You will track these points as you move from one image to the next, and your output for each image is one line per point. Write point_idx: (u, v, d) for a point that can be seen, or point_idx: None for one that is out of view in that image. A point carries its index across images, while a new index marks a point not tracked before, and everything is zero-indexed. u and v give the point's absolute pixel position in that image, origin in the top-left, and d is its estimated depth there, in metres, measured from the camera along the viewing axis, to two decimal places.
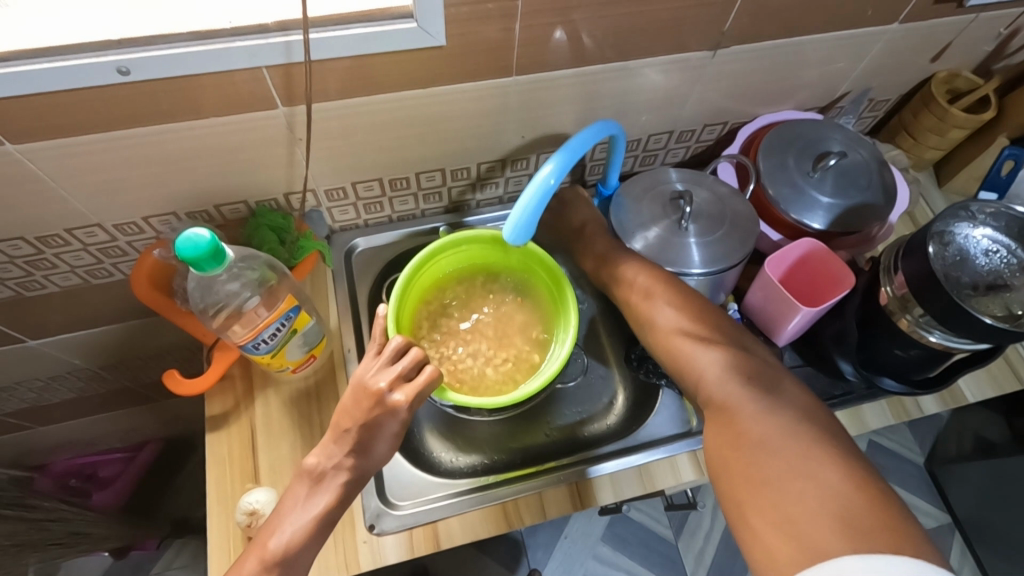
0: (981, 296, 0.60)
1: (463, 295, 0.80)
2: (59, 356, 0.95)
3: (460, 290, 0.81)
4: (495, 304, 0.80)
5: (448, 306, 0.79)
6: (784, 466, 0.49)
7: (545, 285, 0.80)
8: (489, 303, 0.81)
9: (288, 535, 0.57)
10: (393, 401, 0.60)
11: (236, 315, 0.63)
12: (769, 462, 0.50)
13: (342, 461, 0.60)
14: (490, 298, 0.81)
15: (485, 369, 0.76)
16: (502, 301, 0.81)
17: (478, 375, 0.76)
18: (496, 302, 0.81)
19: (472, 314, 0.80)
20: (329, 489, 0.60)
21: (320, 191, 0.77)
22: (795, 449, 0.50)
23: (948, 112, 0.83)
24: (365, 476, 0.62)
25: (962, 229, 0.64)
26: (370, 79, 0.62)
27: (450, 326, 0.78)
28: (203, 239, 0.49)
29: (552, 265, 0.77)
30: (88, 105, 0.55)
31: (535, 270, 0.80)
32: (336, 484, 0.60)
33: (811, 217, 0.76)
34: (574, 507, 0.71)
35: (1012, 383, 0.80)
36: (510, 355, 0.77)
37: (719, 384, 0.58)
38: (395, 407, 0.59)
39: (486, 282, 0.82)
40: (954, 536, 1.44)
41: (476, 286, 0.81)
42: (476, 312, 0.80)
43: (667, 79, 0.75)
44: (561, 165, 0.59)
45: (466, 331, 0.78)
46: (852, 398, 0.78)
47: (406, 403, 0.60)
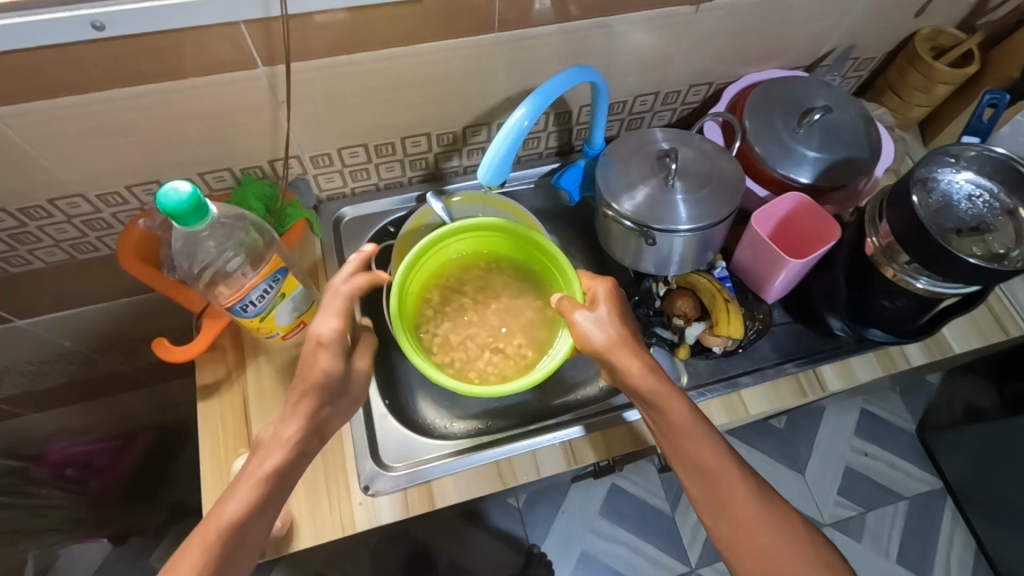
0: (964, 239, 0.61)
1: (469, 287, 0.81)
2: (49, 338, 0.93)
3: (467, 278, 0.81)
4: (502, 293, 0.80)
5: (455, 300, 0.80)
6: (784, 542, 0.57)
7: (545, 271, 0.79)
8: (492, 291, 0.81)
9: (242, 500, 0.53)
10: (342, 319, 0.61)
11: (222, 277, 0.64)
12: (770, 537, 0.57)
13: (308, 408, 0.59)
14: (493, 287, 0.81)
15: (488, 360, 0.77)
16: (506, 289, 0.81)
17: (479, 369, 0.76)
18: (498, 291, 0.81)
19: (475, 305, 0.80)
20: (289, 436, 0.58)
21: (305, 157, 0.76)
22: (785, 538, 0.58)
23: (933, 67, 0.83)
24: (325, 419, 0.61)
25: (945, 174, 0.65)
26: (351, 37, 0.61)
27: (457, 319, 0.79)
28: (184, 192, 0.50)
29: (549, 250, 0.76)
30: (64, 64, 0.54)
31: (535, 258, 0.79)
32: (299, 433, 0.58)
33: (797, 171, 0.76)
34: (567, 465, 0.72)
35: (998, 335, 0.80)
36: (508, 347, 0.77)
37: (723, 481, 0.59)
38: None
39: (492, 268, 0.82)
40: (946, 501, 1.43)
41: (480, 275, 0.81)
42: (479, 302, 0.80)
43: (653, 39, 0.74)
44: (534, 108, 0.61)
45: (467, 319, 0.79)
46: (840, 351, 0.79)
47: (349, 315, 0.60)
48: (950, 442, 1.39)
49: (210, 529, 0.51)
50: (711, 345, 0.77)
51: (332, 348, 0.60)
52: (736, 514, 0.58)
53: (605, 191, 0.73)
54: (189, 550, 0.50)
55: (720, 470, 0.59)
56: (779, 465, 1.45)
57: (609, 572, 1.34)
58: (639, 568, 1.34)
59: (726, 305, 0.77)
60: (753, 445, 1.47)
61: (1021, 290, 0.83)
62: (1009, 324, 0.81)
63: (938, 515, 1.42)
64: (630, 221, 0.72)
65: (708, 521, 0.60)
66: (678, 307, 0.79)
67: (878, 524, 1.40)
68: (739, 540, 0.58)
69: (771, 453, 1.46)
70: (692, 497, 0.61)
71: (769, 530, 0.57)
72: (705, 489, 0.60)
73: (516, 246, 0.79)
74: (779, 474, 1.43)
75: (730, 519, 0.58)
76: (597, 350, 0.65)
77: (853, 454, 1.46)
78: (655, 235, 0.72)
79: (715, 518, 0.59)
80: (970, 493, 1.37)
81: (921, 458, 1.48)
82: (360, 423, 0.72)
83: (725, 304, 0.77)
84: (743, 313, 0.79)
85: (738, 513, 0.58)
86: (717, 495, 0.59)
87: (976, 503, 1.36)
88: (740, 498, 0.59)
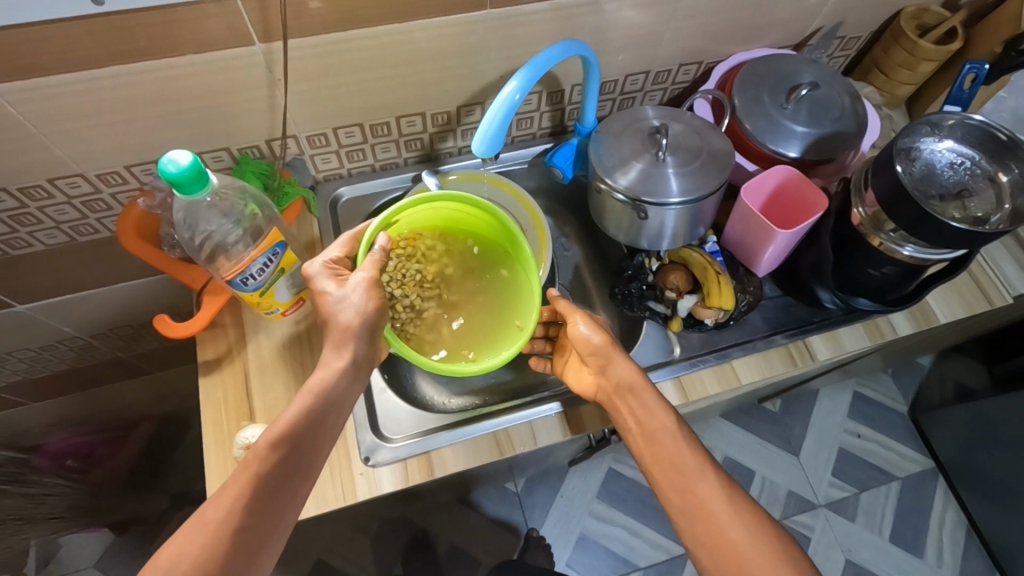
0: (946, 205, 0.64)
1: (426, 260, 0.75)
2: (50, 324, 0.92)
3: (426, 249, 0.75)
4: (463, 265, 0.76)
5: (409, 272, 0.74)
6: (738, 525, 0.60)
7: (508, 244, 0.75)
8: (451, 264, 0.76)
9: (283, 422, 0.57)
10: (356, 276, 0.61)
11: (221, 250, 0.65)
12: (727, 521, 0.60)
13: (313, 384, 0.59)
14: (453, 261, 0.76)
15: (447, 336, 0.73)
16: (467, 263, 0.76)
17: (435, 345, 0.73)
18: (458, 265, 0.76)
19: (433, 279, 0.75)
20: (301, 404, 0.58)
21: (302, 137, 0.77)
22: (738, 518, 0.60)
23: (917, 45, 0.84)
24: (334, 402, 0.60)
25: (928, 143, 0.67)
26: (346, 13, 0.62)
27: (412, 292, 0.74)
28: (185, 162, 0.52)
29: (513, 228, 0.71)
30: (64, 39, 0.55)
31: (498, 231, 0.74)
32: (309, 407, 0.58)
33: (786, 146, 0.77)
34: (563, 435, 0.74)
35: (982, 305, 0.83)
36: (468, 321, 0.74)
37: (694, 481, 0.63)
38: (364, 281, 0.61)
39: (451, 239, 0.76)
40: (938, 480, 1.44)
41: (438, 247, 0.76)
42: (437, 275, 0.75)
43: (643, 17, 0.76)
44: (524, 81, 0.62)
45: (430, 290, 0.75)
46: (829, 322, 0.81)
47: (369, 277, 0.61)
48: (941, 421, 1.40)
49: (252, 456, 0.55)
50: (703, 318, 0.79)
51: (327, 274, 0.62)
52: (706, 511, 0.61)
53: (598, 166, 0.74)
54: (228, 486, 0.54)
55: (689, 470, 0.63)
56: (773, 446, 1.46)
57: (607, 554, 1.34)
58: (637, 549, 1.35)
59: (717, 278, 0.78)
60: (748, 427, 1.49)
61: (1006, 263, 0.85)
62: (993, 295, 0.83)
63: (930, 494, 1.43)
64: (623, 195, 0.73)
65: (675, 519, 0.63)
66: (670, 281, 0.80)
67: (872, 503, 1.41)
68: (703, 530, 0.60)
69: (766, 435, 1.48)
70: (663, 498, 0.64)
71: (734, 523, 0.60)
72: (678, 489, 0.63)
73: (486, 220, 0.74)
74: (773, 455, 1.45)
75: (698, 515, 0.61)
76: (596, 350, 0.69)
77: (845, 435, 1.48)
78: (648, 208, 0.73)
79: (684, 516, 0.62)
80: (961, 472, 1.38)
81: (914, 438, 1.49)
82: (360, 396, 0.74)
83: (716, 277, 0.78)
84: (735, 285, 0.81)
85: (707, 511, 0.61)
86: (690, 493, 0.62)
87: (967, 482, 1.37)
88: (710, 496, 0.62)
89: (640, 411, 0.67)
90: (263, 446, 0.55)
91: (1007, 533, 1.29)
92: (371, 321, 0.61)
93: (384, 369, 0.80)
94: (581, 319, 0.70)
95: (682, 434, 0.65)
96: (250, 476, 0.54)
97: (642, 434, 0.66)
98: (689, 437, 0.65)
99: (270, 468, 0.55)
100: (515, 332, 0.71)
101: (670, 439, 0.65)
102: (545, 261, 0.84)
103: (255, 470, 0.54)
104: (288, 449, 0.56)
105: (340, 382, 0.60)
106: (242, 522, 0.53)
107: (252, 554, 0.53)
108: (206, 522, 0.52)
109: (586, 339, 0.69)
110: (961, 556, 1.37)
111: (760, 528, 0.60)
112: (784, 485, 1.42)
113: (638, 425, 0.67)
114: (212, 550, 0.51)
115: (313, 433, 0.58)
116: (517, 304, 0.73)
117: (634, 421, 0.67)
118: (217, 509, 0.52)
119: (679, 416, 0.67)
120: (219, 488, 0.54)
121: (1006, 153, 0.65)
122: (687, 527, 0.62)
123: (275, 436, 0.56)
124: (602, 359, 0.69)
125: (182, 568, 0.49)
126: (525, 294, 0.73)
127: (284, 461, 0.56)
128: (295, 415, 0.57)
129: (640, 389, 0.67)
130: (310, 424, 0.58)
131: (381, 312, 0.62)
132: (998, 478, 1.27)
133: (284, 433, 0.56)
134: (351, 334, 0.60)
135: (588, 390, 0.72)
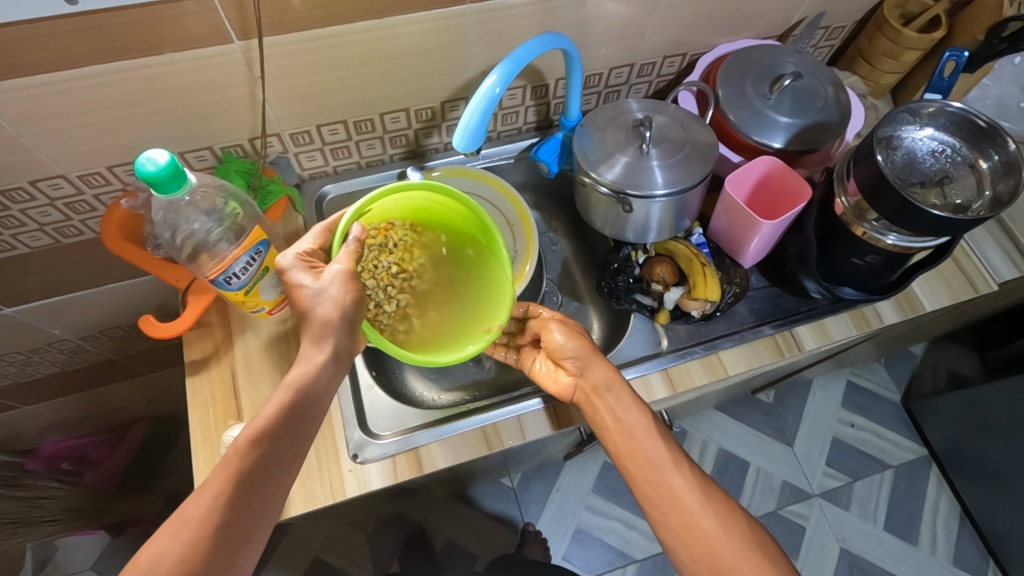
0: (926, 193, 0.65)
1: (399, 250, 0.75)
2: (38, 326, 0.92)
3: (398, 240, 0.75)
4: (434, 254, 0.76)
5: (383, 264, 0.74)
6: (705, 515, 0.63)
7: (472, 230, 0.73)
8: (424, 253, 0.76)
9: (265, 418, 0.57)
10: (333, 270, 0.60)
11: (204, 249, 0.65)
12: (697, 511, 0.63)
13: (290, 380, 0.58)
14: (424, 250, 0.76)
15: (419, 325, 0.73)
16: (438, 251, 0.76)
17: (407, 334, 0.72)
18: (431, 253, 0.76)
19: (406, 269, 0.75)
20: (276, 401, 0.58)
21: (285, 135, 0.77)
22: (706, 508, 0.63)
23: (900, 33, 0.84)
24: (312, 399, 0.59)
25: (908, 131, 0.68)
26: (326, 9, 0.62)
27: (385, 282, 0.75)
28: (162, 162, 0.52)
29: (478, 210, 0.70)
30: (41, 39, 0.54)
31: (462, 218, 0.73)
32: (286, 402, 0.57)
33: (771, 137, 0.77)
34: (552, 429, 0.74)
35: (968, 292, 0.83)
36: (440, 308, 0.74)
37: (669, 474, 0.65)
38: (341, 274, 0.60)
39: (423, 228, 0.76)
40: (931, 468, 1.45)
41: (410, 237, 0.75)
42: (410, 265, 0.76)
43: (624, 10, 0.75)
44: (504, 74, 0.62)
45: (402, 280, 0.75)
46: (816, 312, 0.81)
47: (347, 271, 0.60)
48: (933, 410, 1.41)
49: (232, 452, 0.55)
50: (690, 310, 0.80)
51: (301, 266, 0.61)
52: (680, 503, 0.63)
53: (583, 159, 0.74)
54: (207, 483, 0.54)
55: (663, 463, 0.65)
56: (767, 438, 1.47)
57: (603, 547, 1.35)
58: (634, 542, 1.35)
59: (702, 269, 0.79)
60: (742, 418, 1.49)
61: (991, 250, 0.86)
62: (979, 283, 0.83)
63: (923, 482, 1.44)
64: (608, 187, 0.73)
65: (650, 511, 0.65)
66: (656, 273, 0.82)
67: (866, 492, 1.42)
68: (678, 522, 0.63)
69: (760, 426, 1.48)
70: (638, 491, 0.66)
71: (706, 514, 0.62)
72: (652, 483, 0.65)
73: (451, 208, 0.73)
74: (767, 445, 1.46)
75: (673, 507, 0.63)
76: (575, 353, 0.71)
77: (839, 425, 1.48)
78: (632, 201, 0.73)
79: (660, 509, 0.64)
80: (954, 459, 1.39)
81: (907, 427, 1.49)
82: (347, 393, 0.74)
83: (702, 268, 0.79)
84: (720, 277, 0.81)
85: (681, 503, 0.63)
86: (665, 486, 0.64)
87: (960, 468, 1.38)
88: (684, 488, 0.64)
89: (618, 408, 0.68)
90: (241, 445, 0.55)
91: (999, 519, 1.30)
92: (348, 314, 0.60)
93: (372, 366, 0.81)
94: (556, 327, 0.73)
95: (658, 430, 0.67)
96: (227, 473, 0.54)
97: (620, 431, 0.67)
98: (663, 431, 0.68)
99: (251, 465, 0.55)
100: (487, 317, 0.70)
101: (646, 435, 0.67)
102: (532, 254, 0.85)
103: (232, 467, 0.54)
104: (265, 446, 0.56)
105: (321, 376, 0.59)
106: (221, 519, 0.53)
107: (234, 551, 0.54)
108: (186, 520, 0.52)
109: (562, 347, 0.72)
110: (954, 543, 1.38)
111: (733, 515, 0.63)
112: (779, 475, 1.43)
113: (616, 423, 0.68)
114: (193, 548, 0.51)
115: (293, 430, 0.58)
116: (487, 290, 0.72)
117: (612, 419, 0.68)
118: (197, 506, 0.53)
119: (654, 414, 0.69)
120: (200, 485, 0.54)
121: (985, 139, 0.66)
122: (663, 519, 0.64)
123: (253, 433, 0.56)
124: (581, 360, 0.71)
125: (164, 566, 0.50)
126: (493, 277, 0.72)
127: (262, 460, 0.55)
128: (273, 412, 0.57)
129: (617, 387, 0.69)
130: (288, 422, 0.57)
131: (357, 304, 0.61)
132: (989, 464, 1.28)
133: (260, 433, 0.56)
134: (330, 327, 0.59)
135: (566, 391, 0.72)
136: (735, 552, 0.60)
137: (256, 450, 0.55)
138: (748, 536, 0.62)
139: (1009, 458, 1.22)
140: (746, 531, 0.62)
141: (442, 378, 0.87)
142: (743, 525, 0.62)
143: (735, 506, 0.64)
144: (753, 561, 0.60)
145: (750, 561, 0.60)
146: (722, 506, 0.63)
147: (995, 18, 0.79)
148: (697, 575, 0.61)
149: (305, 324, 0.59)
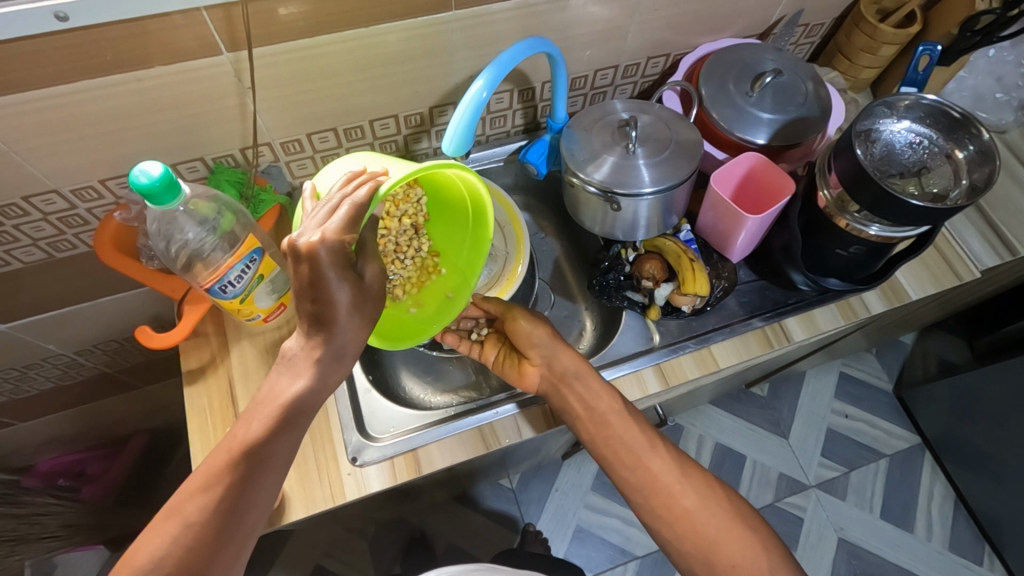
0: (908, 183, 0.67)
1: (388, 201, 0.78)
2: (32, 342, 0.92)
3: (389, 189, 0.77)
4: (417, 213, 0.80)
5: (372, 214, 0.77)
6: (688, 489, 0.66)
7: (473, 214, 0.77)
8: (409, 207, 0.79)
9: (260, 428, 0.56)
10: (364, 269, 0.59)
11: (198, 258, 0.66)
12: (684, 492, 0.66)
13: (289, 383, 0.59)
14: (409, 205, 0.79)
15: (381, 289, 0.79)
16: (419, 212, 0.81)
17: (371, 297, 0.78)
18: (415, 209, 0.80)
19: (389, 225, 0.77)
20: (264, 416, 0.57)
21: (276, 144, 0.78)
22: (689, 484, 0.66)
23: (877, 29, 0.86)
24: (305, 410, 0.59)
25: (886, 124, 0.70)
26: (314, 19, 0.63)
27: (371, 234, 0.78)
28: (156, 173, 0.53)
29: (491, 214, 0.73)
30: (33, 56, 0.55)
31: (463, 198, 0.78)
32: (270, 410, 0.58)
33: (754, 133, 0.79)
34: (546, 426, 0.75)
35: (951, 279, 0.85)
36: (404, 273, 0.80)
37: (646, 457, 0.67)
38: (376, 272, 0.60)
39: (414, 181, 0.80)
40: (924, 455, 1.47)
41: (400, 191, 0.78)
42: (393, 221, 0.78)
43: (606, 13, 0.77)
44: (492, 78, 0.63)
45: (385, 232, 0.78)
46: (805, 304, 0.83)
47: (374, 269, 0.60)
48: (924, 397, 1.42)
49: (227, 455, 0.55)
50: (680, 305, 0.81)
51: (337, 264, 0.55)
52: (661, 483, 0.66)
53: (571, 160, 0.75)
54: (208, 484, 0.54)
55: (646, 444, 0.68)
56: (762, 430, 1.49)
57: (603, 545, 1.35)
58: (633, 539, 1.36)
59: (691, 265, 0.80)
60: (736, 412, 1.51)
61: (972, 238, 0.88)
62: (963, 271, 0.85)
63: (916, 468, 1.46)
64: (596, 187, 0.74)
65: (632, 495, 0.68)
66: (646, 270, 0.82)
67: (861, 481, 1.43)
68: (659, 503, 0.65)
69: (754, 419, 1.50)
70: (618, 478, 0.68)
71: (689, 494, 0.66)
72: (630, 468, 0.67)
73: (458, 179, 0.75)
74: (761, 439, 1.47)
75: (654, 489, 0.66)
76: (541, 343, 0.72)
77: (833, 415, 1.50)
78: (620, 200, 0.74)
79: (640, 492, 0.66)
80: (946, 444, 1.41)
81: (899, 415, 1.51)
82: (345, 399, 0.75)
83: (690, 264, 0.80)
84: (709, 272, 0.82)
85: (660, 485, 0.66)
86: (643, 468, 0.67)
87: (951, 453, 1.40)
88: (661, 469, 0.67)
89: (588, 397, 0.69)
90: (240, 450, 0.55)
91: (988, 501, 1.32)
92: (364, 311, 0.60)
93: (369, 371, 0.82)
94: (520, 316, 0.74)
95: (630, 415, 0.68)
96: (232, 475, 0.54)
97: (592, 419, 0.69)
98: (633, 416, 0.69)
99: (246, 470, 0.55)
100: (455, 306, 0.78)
101: (619, 421, 0.68)
102: (524, 254, 0.84)
103: (238, 470, 0.54)
104: (268, 448, 0.56)
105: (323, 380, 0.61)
106: (223, 522, 0.53)
107: (238, 551, 0.54)
108: (189, 522, 0.52)
109: (528, 337, 0.73)
110: (948, 527, 1.40)
111: (711, 490, 0.66)
112: (775, 467, 1.44)
113: (588, 411, 0.69)
114: (194, 550, 0.51)
115: (293, 432, 0.58)
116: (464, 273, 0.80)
117: (583, 407, 0.69)
118: (199, 507, 0.53)
119: (622, 397, 0.70)
120: (193, 484, 0.54)
121: (960, 130, 0.68)
122: (642, 501, 0.66)
123: (249, 442, 0.56)
124: (548, 351, 0.72)
125: (166, 568, 0.50)
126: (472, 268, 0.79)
127: (269, 460, 0.56)
128: (270, 417, 0.57)
129: (586, 374, 0.70)
130: (287, 424, 0.58)
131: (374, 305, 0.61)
132: (979, 448, 1.30)
133: (265, 433, 0.56)
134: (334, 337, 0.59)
135: (532, 383, 0.72)
136: (716, 524, 0.64)
137: (256, 454, 0.55)
138: (733, 514, 0.65)
139: (995, 440, 1.24)
140: (728, 508, 0.65)
141: (437, 381, 0.88)
142: (726, 506, 0.65)
143: (711, 482, 0.67)
144: (734, 532, 0.63)
145: (731, 531, 0.63)
146: (704, 485, 0.67)
147: (969, 11, 0.80)
148: (682, 551, 0.64)
149: (312, 321, 0.58)
